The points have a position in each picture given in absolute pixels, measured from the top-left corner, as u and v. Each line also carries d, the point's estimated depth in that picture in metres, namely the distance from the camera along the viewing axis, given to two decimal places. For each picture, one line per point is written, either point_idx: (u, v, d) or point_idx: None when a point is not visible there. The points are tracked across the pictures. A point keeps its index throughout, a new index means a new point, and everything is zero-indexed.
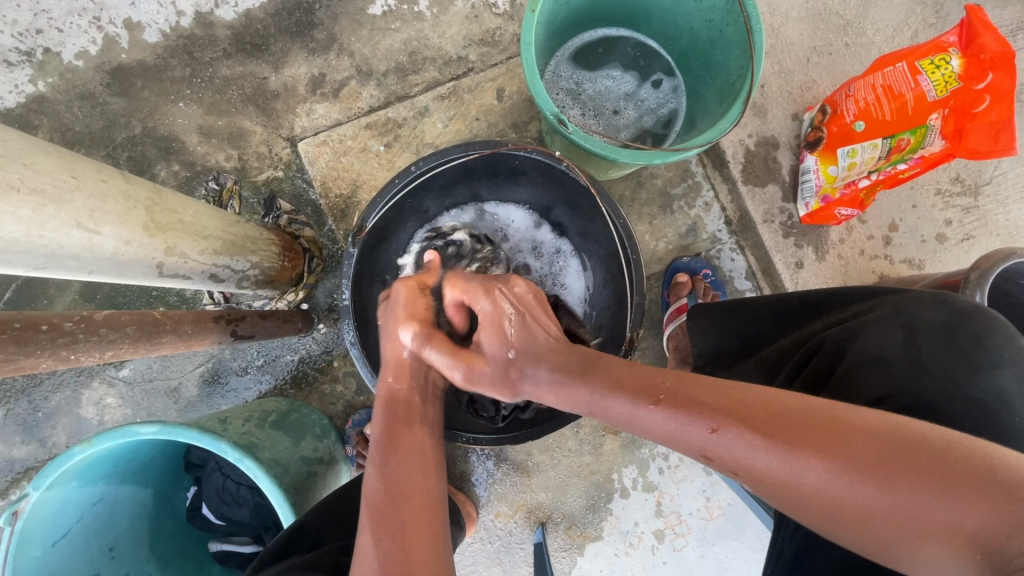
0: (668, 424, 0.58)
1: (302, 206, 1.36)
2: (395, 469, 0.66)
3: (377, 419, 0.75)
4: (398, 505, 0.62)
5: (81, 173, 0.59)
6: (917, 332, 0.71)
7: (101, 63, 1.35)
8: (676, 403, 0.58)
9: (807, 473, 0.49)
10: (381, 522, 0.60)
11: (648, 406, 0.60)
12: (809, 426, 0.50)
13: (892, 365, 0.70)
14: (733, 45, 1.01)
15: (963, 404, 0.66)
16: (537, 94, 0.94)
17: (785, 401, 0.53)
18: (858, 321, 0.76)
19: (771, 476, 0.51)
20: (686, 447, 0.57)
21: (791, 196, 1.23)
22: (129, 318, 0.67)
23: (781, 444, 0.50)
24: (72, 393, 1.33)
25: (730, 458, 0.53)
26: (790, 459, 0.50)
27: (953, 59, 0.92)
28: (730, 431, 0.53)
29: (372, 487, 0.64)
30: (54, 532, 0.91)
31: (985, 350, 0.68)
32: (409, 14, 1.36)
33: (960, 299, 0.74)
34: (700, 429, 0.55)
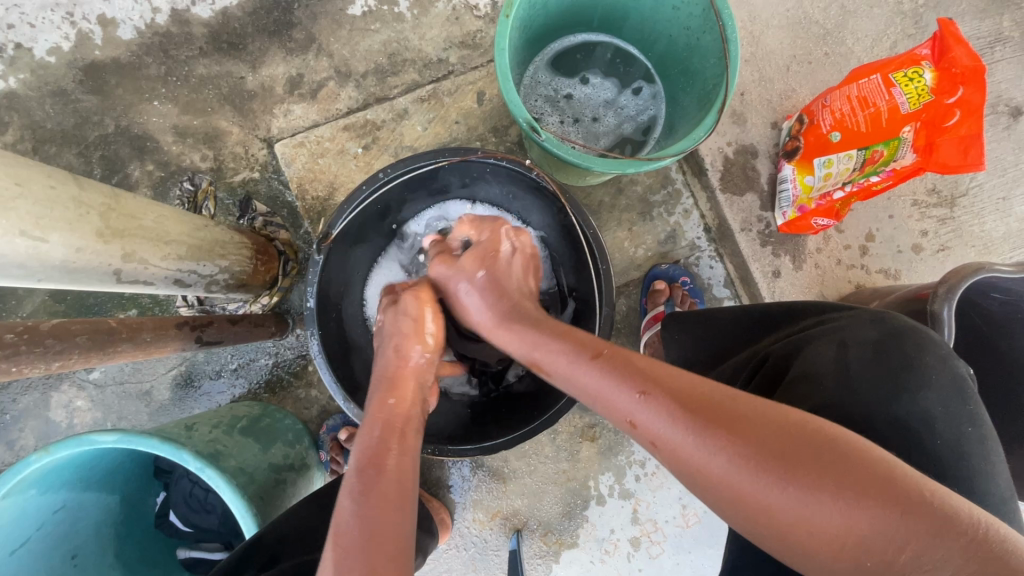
0: (598, 384, 0.60)
1: (278, 208, 1.34)
2: (376, 506, 0.62)
3: (359, 446, 0.68)
4: (369, 541, 0.59)
5: (26, 180, 0.58)
6: (850, 348, 0.71)
7: (73, 59, 1.33)
8: (610, 364, 0.61)
9: (719, 455, 0.52)
10: (349, 562, 0.57)
11: (585, 362, 0.62)
12: (731, 415, 0.53)
13: (830, 378, 0.70)
14: (710, 54, 1.00)
15: (883, 422, 0.67)
16: (510, 100, 0.93)
17: (711, 387, 0.56)
18: (802, 338, 0.77)
19: (684, 450, 0.54)
20: (612, 412, 0.59)
21: (769, 205, 1.23)
22: (81, 327, 0.66)
23: (701, 420, 0.53)
24: (41, 396, 1.31)
25: (649, 428, 0.56)
26: (708, 439, 0.52)
27: (926, 72, 0.92)
28: (656, 402, 0.56)
29: (346, 522, 0.61)
30: (13, 540, 0.89)
31: (913, 371, 0.68)
32: (389, 15, 1.35)
33: (898, 318, 0.74)
34: (628, 393, 0.58)
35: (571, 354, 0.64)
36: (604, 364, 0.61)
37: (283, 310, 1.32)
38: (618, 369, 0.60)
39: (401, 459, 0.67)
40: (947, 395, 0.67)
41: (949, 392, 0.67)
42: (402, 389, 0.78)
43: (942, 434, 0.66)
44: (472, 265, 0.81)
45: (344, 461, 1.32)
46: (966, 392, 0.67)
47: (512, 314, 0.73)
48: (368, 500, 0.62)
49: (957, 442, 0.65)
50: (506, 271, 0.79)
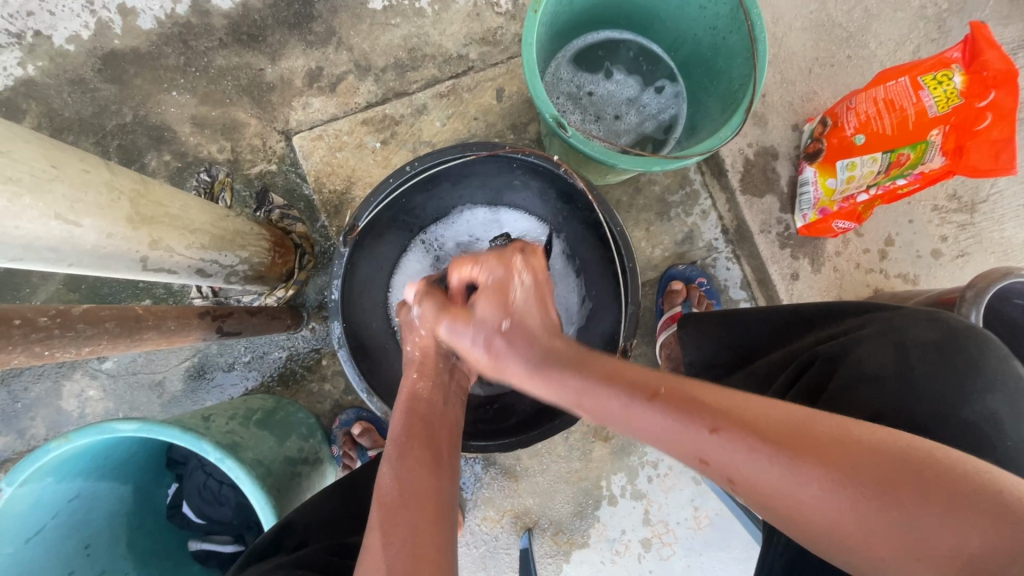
0: (662, 423, 0.56)
1: (295, 201, 1.33)
2: (411, 471, 0.63)
3: (395, 421, 0.71)
4: (410, 506, 0.60)
5: (61, 162, 0.57)
6: (910, 349, 0.71)
7: (92, 48, 1.32)
8: (672, 401, 0.57)
9: (810, 486, 0.49)
10: (389, 523, 0.58)
11: (644, 403, 0.58)
12: (814, 441, 0.50)
13: (885, 382, 0.70)
14: (737, 54, 1.00)
15: (953, 426, 0.67)
16: (537, 96, 0.93)
17: (788, 417, 0.53)
18: (852, 337, 0.75)
19: (768, 484, 0.51)
20: (681, 452, 0.55)
21: (789, 207, 1.22)
22: (109, 313, 0.65)
23: (786, 455, 0.50)
24: (53, 384, 1.30)
25: (727, 466, 0.52)
26: (794, 472, 0.50)
27: (955, 76, 0.92)
28: (731, 436, 0.53)
29: (385, 486, 0.62)
30: (28, 529, 0.89)
31: (979, 372, 0.68)
32: (410, 10, 1.34)
33: (953, 317, 0.73)
34: (699, 431, 0.54)
35: (624, 395, 0.59)
36: (664, 404, 0.57)
37: (298, 303, 1.32)
38: (684, 408, 0.56)
39: (438, 442, 0.69)
40: (1014, 396, 0.67)
41: (1014, 394, 0.68)
42: (424, 366, 0.78)
43: (1011, 434, 0.66)
44: (487, 313, 0.72)
45: (356, 456, 1.30)
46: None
47: (549, 358, 0.66)
48: (405, 461, 0.64)
49: (1021, 444, 0.66)
50: (532, 314, 0.71)
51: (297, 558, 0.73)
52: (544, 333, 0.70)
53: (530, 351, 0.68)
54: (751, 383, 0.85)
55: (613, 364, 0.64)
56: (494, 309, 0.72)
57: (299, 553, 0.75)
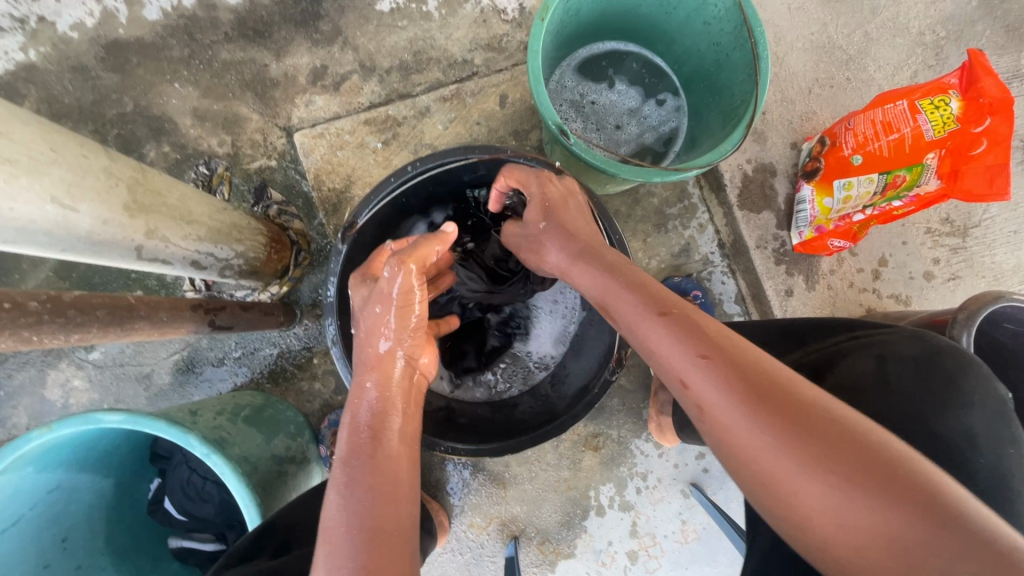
0: (665, 339, 0.59)
1: (293, 197, 1.33)
2: (364, 499, 0.57)
3: (344, 431, 0.64)
4: (362, 530, 0.55)
5: (60, 146, 0.57)
6: (889, 363, 0.74)
7: (96, 36, 1.32)
8: (679, 322, 0.59)
9: (757, 427, 0.51)
10: (334, 556, 0.54)
11: (655, 318, 0.61)
12: (791, 396, 0.51)
13: (866, 392, 0.73)
14: (739, 70, 1.01)
15: (925, 437, 0.69)
16: (541, 102, 0.93)
17: (780, 369, 0.54)
18: (837, 350, 0.78)
19: (730, 421, 0.52)
20: (668, 370, 0.58)
21: (785, 224, 1.23)
22: (100, 300, 0.64)
23: (759, 401, 0.51)
24: (38, 373, 1.28)
25: (699, 393, 0.55)
26: (758, 414, 0.51)
27: (952, 101, 0.93)
28: (715, 370, 0.54)
29: (333, 518, 0.57)
30: (3, 519, 0.87)
31: (956, 390, 0.70)
32: (417, 13, 1.35)
33: (938, 336, 0.75)
34: (689, 355, 0.56)
35: (643, 306, 0.63)
36: (672, 323, 0.60)
37: (292, 300, 1.31)
38: (686, 332, 0.58)
39: (394, 448, 0.63)
40: (988, 416, 0.69)
41: (991, 413, 0.69)
42: (382, 367, 0.69)
43: (984, 452, 0.68)
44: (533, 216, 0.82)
45: None
46: (1005, 415, 0.69)
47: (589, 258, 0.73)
48: (356, 488, 0.58)
49: (998, 463, 0.67)
50: (574, 216, 0.80)
51: (278, 565, 0.74)
52: (584, 231, 0.79)
53: (570, 249, 0.77)
54: None
55: (645, 278, 0.67)
56: (536, 211, 0.82)
57: (280, 559, 0.76)
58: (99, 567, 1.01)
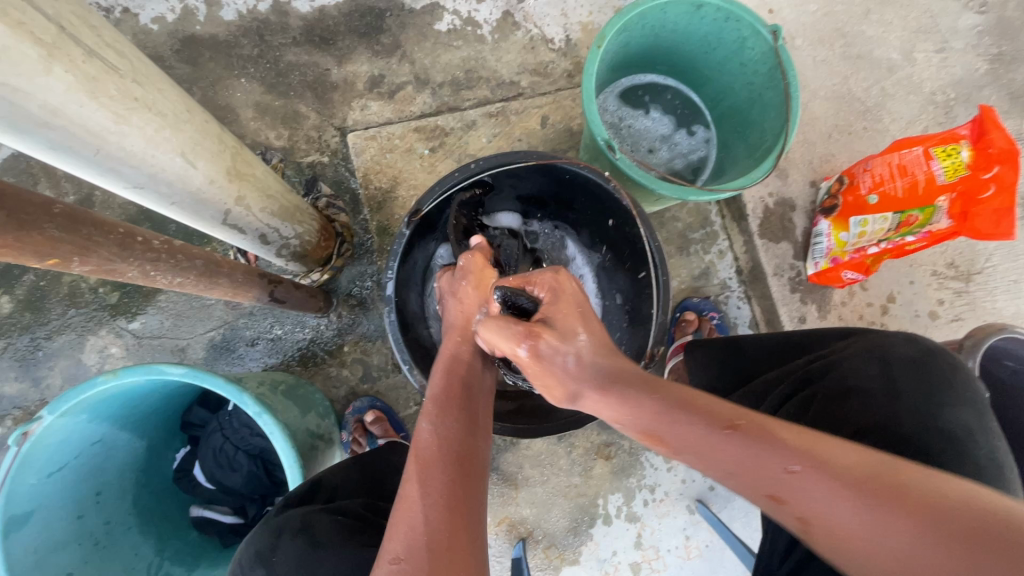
0: (736, 453, 0.55)
1: (341, 192, 1.41)
2: (449, 427, 0.69)
3: (438, 380, 0.76)
4: (446, 459, 0.65)
5: (192, 109, 0.64)
6: (892, 366, 0.77)
7: (175, 30, 1.42)
8: (747, 431, 0.55)
9: (886, 534, 0.47)
10: (426, 473, 0.63)
11: (720, 430, 0.56)
12: (895, 489, 0.48)
13: (873, 396, 0.76)
14: (770, 108, 1.11)
15: (933, 431, 0.71)
16: (591, 120, 1.02)
17: (868, 458, 0.51)
18: (838, 356, 0.82)
19: (846, 528, 0.48)
20: (754, 482, 0.54)
21: (802, 255, 1.32)
22: (199, 252, 0.70)
23: (869, 500, 0.48)
24: (77, 337, 1.32)
25: (799, 501, 0.51)
26: (873, 514, 0.48)
27: (963, 150, 1.02)
28: (808, 474, 0.51)
29: (423, 440, 0.67)
30: (53, 463, 0.90)
31: (950, 387, 0.74)
32: (472, 36, 1.46)
33: (926, 339, 0.81)
34: (778, 463, 0.52)
35: (708, 422, 0.57)
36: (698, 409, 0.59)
37: (330, 288, 1.37)
38: (751, 434, 0.55)
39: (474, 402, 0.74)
40: (977, 411, 0.73)
41: (977, 408, 0.74)
42: (466, 333, 0.86)
43: (984, 443, 0.71)
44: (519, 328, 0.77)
45: (365, 444, 1.30)
46: (987, 411, 0.74)
47: (620, 382, 0.65)
48: (445, 419, 0.70)
49: (992, 454, 0.70)
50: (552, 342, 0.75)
51: (337, 507, 0.77)
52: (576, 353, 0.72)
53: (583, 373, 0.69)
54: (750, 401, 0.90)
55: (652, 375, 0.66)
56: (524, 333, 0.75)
57: (336, 503, 0.79)
58: (125, 526, 1.04)
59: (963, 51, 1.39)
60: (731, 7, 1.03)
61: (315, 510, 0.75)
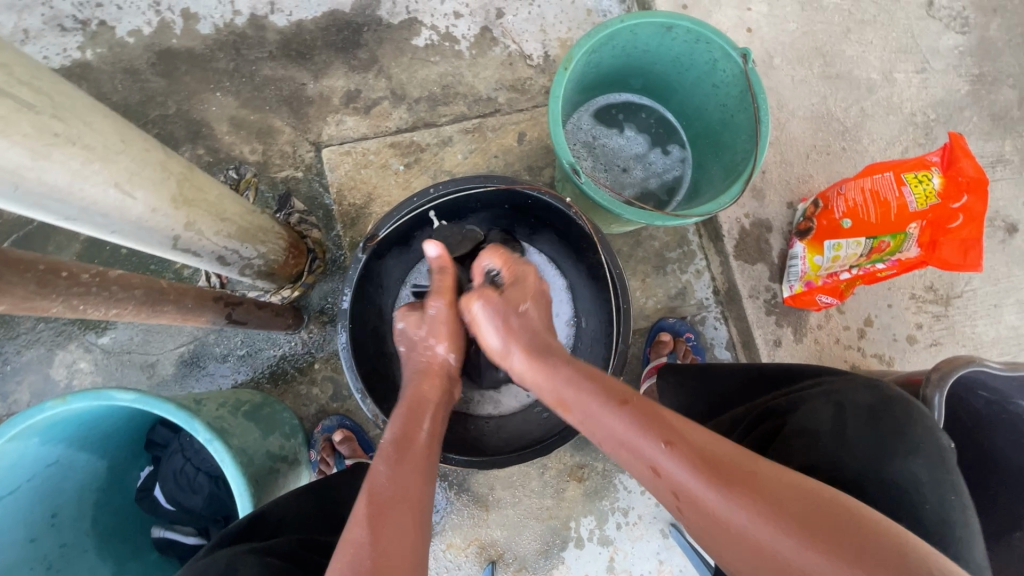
0: (626, 429, 0.64)
1: (314, 208, 1.40)
2: (405, 473, 0.68)
3: (395, 422, 0.77)
4: (398, 506, 0.64)
5: (128, 140, 0.63)
6: (846, 410, 0.73)
7: (151, 43, 1.42)
8: (637, 411, 0.65)
9: (738, 511, 0.54)
10: (380, 521, 0.62)
11: (614, 407, 0.67)
12: (750, 475, 0.57)
13: (819, 437, 0.73)
14: (741, 130, 1.09)
15: (875, 483, 0.68)
16: (557, 142, 1.01)
17: (730, 448, 0.60)
18: (801, 395, 0.80)
19: (704, 503, 0.57)
20: (637, 457, 0.63)
21: (777, 277, 1.30)
22: (139, 281, 0.69)
23: (725, 484, 0.56)
24: (46, 351, 1.31)
25: (670, 477, 0.59)
26: (726, 495, 0.55)
27: (934, 177, 1.01)
28: (680, 452, 0.60)
29: (378, 484, 0.66)
30: (3, 487, 0.88)
31: (902, 438, 0.69)
32: (449, 51, 1.45)
33: (891, 386, 0.75)
34: (653, 441, 0.61)
35: (642, 430, 0.63)
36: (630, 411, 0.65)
37: (301, 305, 1.36)
38: (641, 416, 0.64)
39: (427, 444, 0.74)
40: (935, 466, 0.67)
41: (937, 460, 0.67)
42: (432, 372, 0.88)
43: (935, 498, 0.65)
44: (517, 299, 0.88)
45: (333, 463, 1.31)
46: (950, 466, 0.67)
47: (544, 353, 0.79)
48: (403, 466, 0.69)
49: (939, 510, 0.64)
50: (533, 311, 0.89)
51: (266, 546, 0.75)
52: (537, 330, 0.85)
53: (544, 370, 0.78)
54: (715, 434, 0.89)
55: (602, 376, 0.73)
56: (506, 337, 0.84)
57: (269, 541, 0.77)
58: (82, 548, 1.02)
59: (944, 72, 1.38)
60: (700, 29, 1.02)
61: (242, 551, 0.73)
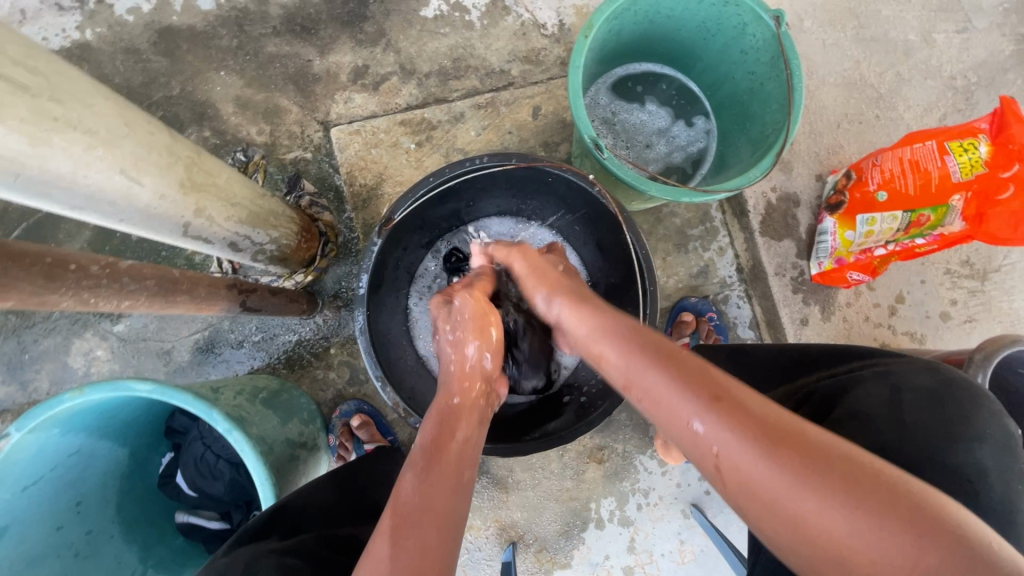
0: (665, 388, 0.61)
1: (324, 189, 1.36)
2: (432, 484, 0.65)
3: (427, 430, 0.74)
4: (423, 521, 0.61)
5: (133, 122, 0.60)
6: (904, 394, 0.70)
7: (151, 21, 1.37)
8: (679, 370, 0.62)
9: (783, 475, 0.52)
10: (401, 534, 0.60)
11: (659, 365, 0.63)
12: (801, 442, 0.53)
13: (874, 424, 0.70)
14: (772, 99, 1.03)
15: (938, 468, 0.65)
16: (578, 116, 0.96)
17: (777, 409, 0.57)
18: (849, 379, 0.76)
19: (745, 467, 0.54)
20: (671, 416, 0.60)
21: (805, 254, 1.25)
22: (151, 271, 0.67)
23: (774, 449, 0.53)
24: (63, 340, 1.31)
25: (711, 438, 0.56)
26: (772, 454, 0.53)
27: (981, 145, 0.98)
28: (725, 414, 0.56)
29: (406, 495, 0.64)
30: (27, 477, 0.88)
31: (970, 424, 0.66)
32: (460, 22, 1.39)
33: (950, 368, 0.73)
34: (696, 400, 0.58)
35: (686, 392, 0.60)
36: (670, 369, 0.62)
37: (315, 290, 1.34)
38: (684, 378, 0.61)
39: (457, 453, 0.71)
40: (1001, 452, 0.65)
41: (1003, 446, 0.65)
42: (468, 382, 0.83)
43: (995, 486, 0.63)
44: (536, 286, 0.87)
45: (351, 449, 1.30)
46: (1015, 450, 0.66)
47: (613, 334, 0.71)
48: (429, 475, 0.66)
49: (1011, 500, 0.63)
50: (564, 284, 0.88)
51: (292, 546, 0.73)
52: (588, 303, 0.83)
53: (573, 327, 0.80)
54: None
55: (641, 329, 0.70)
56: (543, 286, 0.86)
57: (291, 540, 0.75)
58: (108, 534, 1.02)
59: (987, 31, 1.29)
60: None
61: (262, 550, 0.71)
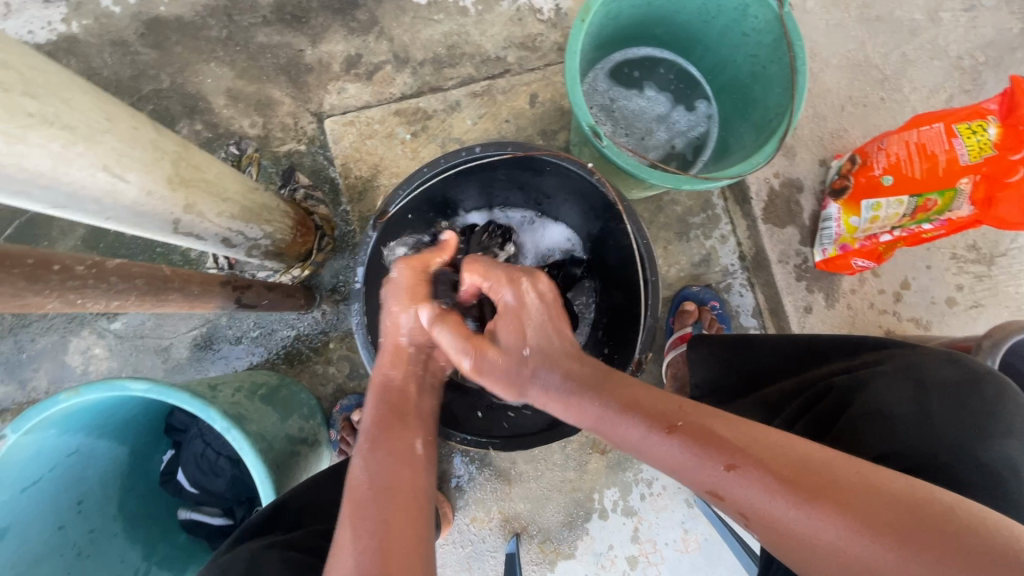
0: (680, 452, 0.59)
1: (320, 182, 1.34)
2: (384, 460, 0.66)
3: (370, 408, 0.75)
4: (383, 499, 0.62)
5: (114, 117, 0.58)
6: (926, 388, 0.69)
7: (138, 12, 1.34)
8: (688, 432, 0.60)
9: (823, 526, 0.50)
10: (359, 515, 0.60)
11: (662, 433, 0.62)
12: (826, 480, 0.52)
13: (896, 419, 0.68)
14: (775, 83, 1.01)
15: (967, 464, 0.63)
16: (576, 103, 0.93)
17: (793, 451, 0.55)
18: (865, 372, 0.74)
19: (788, 523, 0.52)
20: (696, 481, 0.58)
21: (809, 240, 1.23)
22: (140, 270, 0.66)
23: (804, 496, 0.52)
24: (60, 338, 1.30)
25: (745, 502, 0.54)
26: (807, 509, 0.51)
27: (990, 127, 0.95)
28: (748, 474, 0.55)
29: (356, 477, 0.64)
30: (25, 478, 0.87)
31: (995, 418, 0.65)
32: (454, 8, 1.36)
33: (972, 361, 0.71)
34: (712, 466, 0.57)
35: (704, 456, 0.58)
36: (681, 435, 0.60)
37: (312, 284, 1.32)
38: (694, 439, 0.59)
39: (411, 424, 0.73)
40: None
41: None
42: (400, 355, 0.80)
43: None
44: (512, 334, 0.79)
45: (353, 443, 1.30)
46: None
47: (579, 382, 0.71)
48: (377, 451, 0.67)
49: None
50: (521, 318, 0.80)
51: (288, 540, 0.73)
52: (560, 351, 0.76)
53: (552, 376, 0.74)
54: (758, 411, 0.84)
55: (639, 392, 0.68)
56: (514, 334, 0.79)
57: (292, 534, 0.75)
58: (110, 533, 1.02)
59: (995, 9, 1.26)
60: None
61: (262, 547, 0.71)
